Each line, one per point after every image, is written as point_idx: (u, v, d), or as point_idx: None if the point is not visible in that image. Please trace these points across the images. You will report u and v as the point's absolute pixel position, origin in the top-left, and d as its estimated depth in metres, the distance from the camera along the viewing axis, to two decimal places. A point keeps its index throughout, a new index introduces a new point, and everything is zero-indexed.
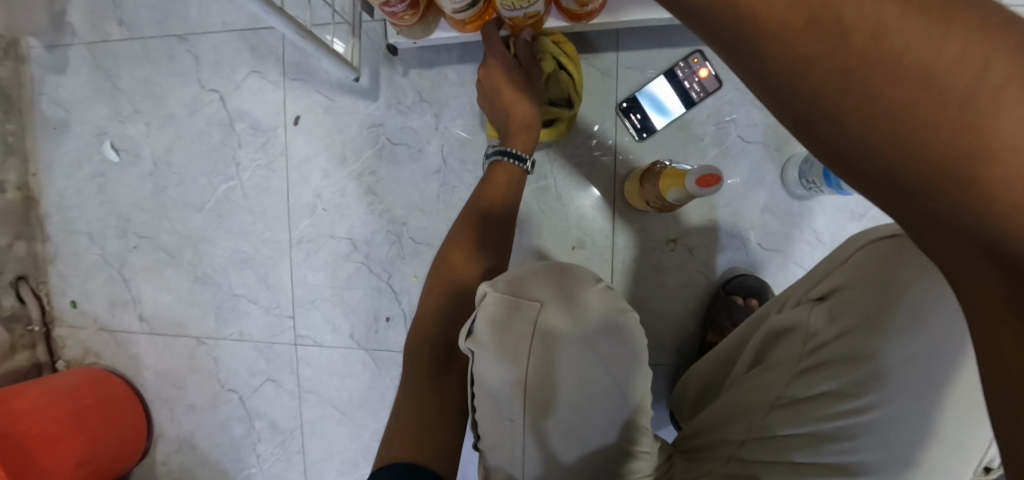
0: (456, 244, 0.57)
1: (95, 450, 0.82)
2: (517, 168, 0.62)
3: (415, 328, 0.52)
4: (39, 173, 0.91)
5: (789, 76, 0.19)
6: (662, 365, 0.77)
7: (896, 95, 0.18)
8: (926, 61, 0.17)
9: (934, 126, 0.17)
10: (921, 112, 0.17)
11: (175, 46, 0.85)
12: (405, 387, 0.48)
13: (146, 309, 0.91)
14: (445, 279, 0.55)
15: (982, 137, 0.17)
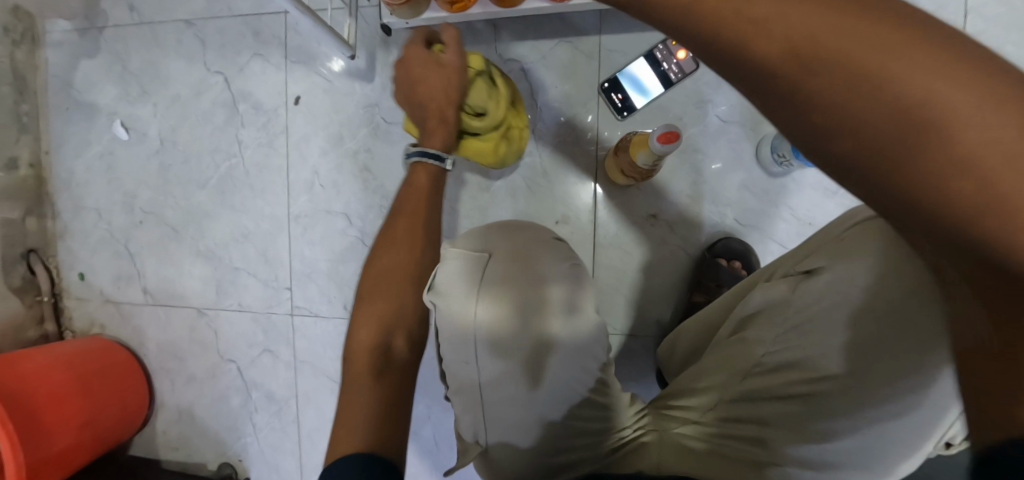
0: (401, 238, 0.56)
1: (99, 414, 0.85)
2: (437, 163, 0.61)
3: (362, 321, 0.50)
4: (51, 151, 0.96)
5: (748, 71, 0.21)
6: (643, 337, 0.80)
7: (833, 90, 0.19)
8: (858, 52, 0.18)
9: (843, 95, 0.19)
10: (859, 106, 0.19)
11: (183, 31, 0.89)
12: (353, 375, 0.46)
13: (150, 282, 0.95)
14: (393, 273, 0.53)
15: (922, 119, 0.18)
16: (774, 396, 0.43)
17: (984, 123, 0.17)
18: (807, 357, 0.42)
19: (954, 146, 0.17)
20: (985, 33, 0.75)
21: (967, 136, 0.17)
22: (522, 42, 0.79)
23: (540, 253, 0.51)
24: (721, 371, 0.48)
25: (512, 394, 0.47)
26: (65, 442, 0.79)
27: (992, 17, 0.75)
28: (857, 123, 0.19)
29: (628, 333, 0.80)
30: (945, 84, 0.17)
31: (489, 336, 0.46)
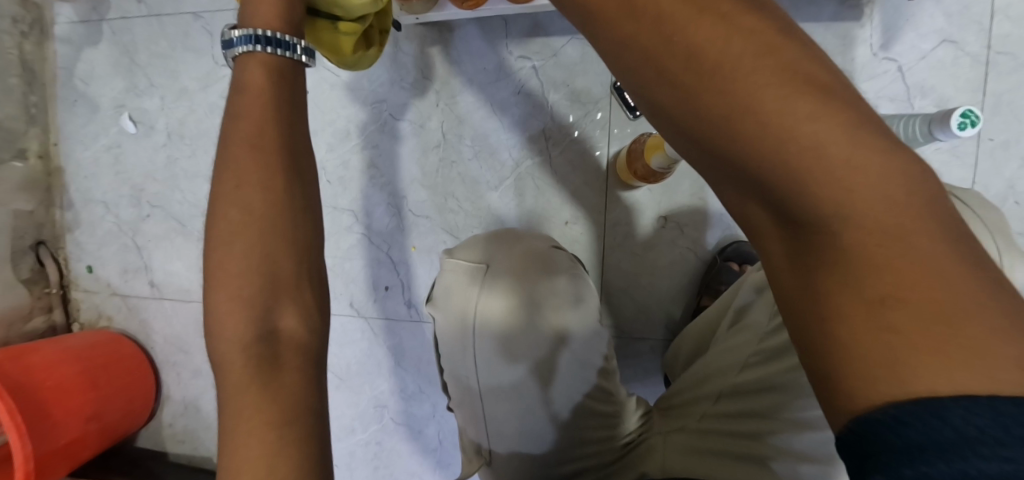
0: (243, 174, 0.31)
1: (105, 407, 0.85)
2: (295, 58, 0.35)
3: (223, 322, 0.29)
4: (59, 143, 0.96)
5: (644, 60, 0.21)
6: (650, 340, 0.80)
7: (711, 93, 0.19)
8: (736, 60, 0.19)
9: (717, 97, 0.19)
10: (729, 111, 0.19)
11: (190, 23, 0.89)
12: (233, 411, 0.27)
13: (157, 275, 0.95)
14: (242, 234, 0.30)
15: (791, 132, 0.18)
16: (756, 385, 0.45)
17: (849, 148, 0.17)
18: (784, 344, 0.44)
19: (828, 161, 0.17)
20: (1013, 35, 0.72)
21: (835, 153, 0.17)
22: (533, 38, 0.78)
23: (535, 256, 0.52)
24: (717, 367, 0.50)
25: (518, 396, 0.48)
26: (72, 433, 0.80)
27: (1021, 18, 0.72)
28: (725, 127, 0.19)
29: (636, 336, 0.79)
30: (815, 105, 0.18)
31: (490, 335, 0.48)
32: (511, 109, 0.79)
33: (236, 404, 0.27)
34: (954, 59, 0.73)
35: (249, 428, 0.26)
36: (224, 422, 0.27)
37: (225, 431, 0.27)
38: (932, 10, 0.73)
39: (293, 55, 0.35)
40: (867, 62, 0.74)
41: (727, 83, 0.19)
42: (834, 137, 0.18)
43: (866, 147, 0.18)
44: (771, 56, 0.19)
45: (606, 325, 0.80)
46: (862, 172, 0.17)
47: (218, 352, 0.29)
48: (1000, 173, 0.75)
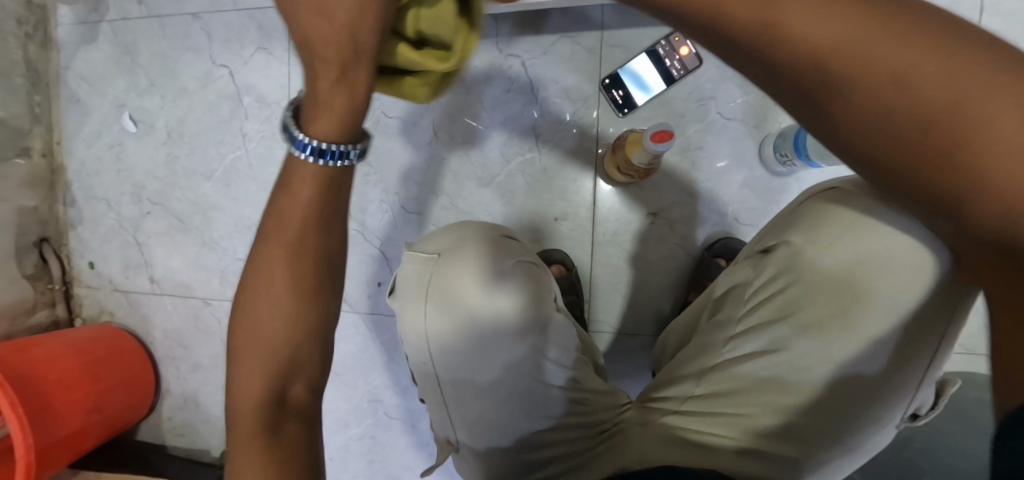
0: (275, 270, 0.32)
1: (105, 400, 0.87)
2: (338, 167, 0.31)
3: (241, 394, 0.33)
4: (63, 141, 0.98)
5: (767, 59, 0.24)
6: (640, 336, 0.80)
7: (842, 68, 0.23)
8: (840, 34, 0.23)
9: (851, 74, 0.23)
10: (868, 84, 0.23)
11: (189, 23, 0.90)
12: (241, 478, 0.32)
13: (157, 271, 0.97)
14: (267, 325, 0.33)
15: (926, 83, 0.23)
16: (733, 379, 0.45)
17: (963, 74, 0.22)
18: (764, 339, 0.44)
19: (956, 98, 0.22)
20: (1005, 29, 0.72)
21: (957, 88, 0.22)
22: (523, 36, 0.79)
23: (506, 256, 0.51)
24: (691, 360, 0.49)
25: (495, 391, 0.48)
26: (74, 424, 0.82)
27: (1012, 13, 0.72)
28: (875, 103, 0.24)
29: (626, 332, 0.80)
30: (931, 51, 0.22)
31: (464, 337, 0.47)
32: (502, 107, 0.80)
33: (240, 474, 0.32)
34: None
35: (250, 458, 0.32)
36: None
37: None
38: None
39: (343, 162, 0.31)
40: None
41: (857, 51, 0.23)
42: (945, 67, 0.22)
43: (970, 64, 0.22)
44: (876, 18, 0.23)
45: (595, 320, 0.81)
46: (977, 92, 0.22)
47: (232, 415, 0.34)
48: None
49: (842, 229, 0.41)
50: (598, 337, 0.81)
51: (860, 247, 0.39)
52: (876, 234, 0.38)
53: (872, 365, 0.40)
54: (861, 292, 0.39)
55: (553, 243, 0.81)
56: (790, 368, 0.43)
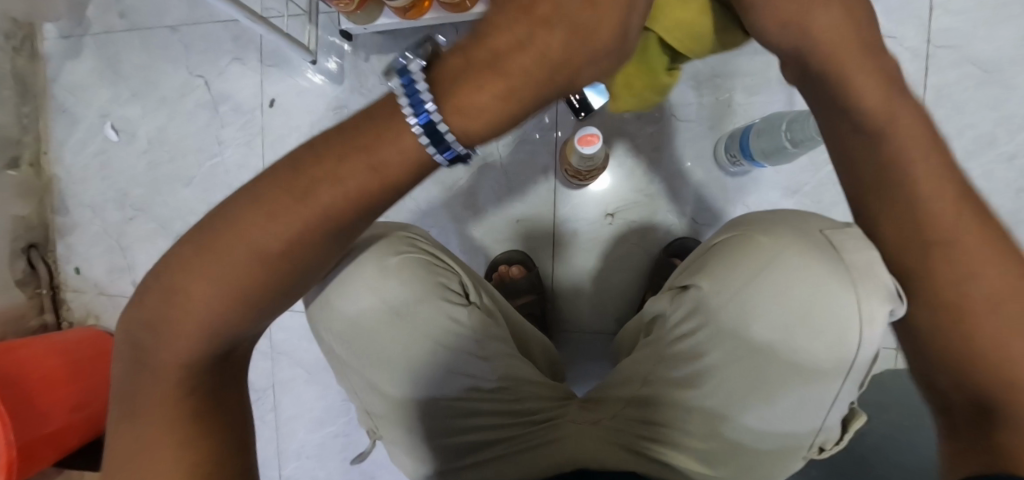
0: (251, 224, 0.29)
1: (90, 400, 0.90)
2: (425, 150, 0.28)
3: (156, 351, 0.32)
4: (50, 151, 1.02)
5: (825, 65, 0.37)
6: (601, 333, 0.82)
7: (867, 97, 0.35)
8: (858, 83, 0.36)
9: (864, 96, 0.36)
10: (876, 111, 0.35)
11: (168, 36, 0.94)
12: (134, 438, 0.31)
13: (140, 275, 1.00)
14: (213, 283, 0.30)
15: (880, 127, 0.35)
16: (660, 403, 0.47)
17: (912, 135, 0.34)
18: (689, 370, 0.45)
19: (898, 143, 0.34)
20: (953, 29, 0.74)
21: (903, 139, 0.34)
22: None
23: (423, 263, 0.50)
24: (625, 373, 0.52)
25: (434, 387, 0.49)
26: (58, 424, 0.85)
27: (960, 12, 0.73)
28: (870, 120, 0.36)
29: (587, 331, 0.83)
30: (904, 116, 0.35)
31: (395, 348, 0.48)
32: None
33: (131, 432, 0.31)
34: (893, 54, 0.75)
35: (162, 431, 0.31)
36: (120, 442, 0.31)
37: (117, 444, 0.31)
38: None
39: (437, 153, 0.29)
40: None
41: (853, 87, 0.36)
42: (903, 125, 0.34)
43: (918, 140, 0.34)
44: (886, 90, 0.35)
45: (558, 319, 0.83)
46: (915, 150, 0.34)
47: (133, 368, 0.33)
48: None
49: (764, 264, 0.40)
50: (561, 336, 0.84)
51: (774, 286, 0.39)
52: (778, 286, 0.39)
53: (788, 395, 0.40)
54: (761, 344, 0.40)
55: (516, 244, 0.84)
56: (702, 403, 0.44)
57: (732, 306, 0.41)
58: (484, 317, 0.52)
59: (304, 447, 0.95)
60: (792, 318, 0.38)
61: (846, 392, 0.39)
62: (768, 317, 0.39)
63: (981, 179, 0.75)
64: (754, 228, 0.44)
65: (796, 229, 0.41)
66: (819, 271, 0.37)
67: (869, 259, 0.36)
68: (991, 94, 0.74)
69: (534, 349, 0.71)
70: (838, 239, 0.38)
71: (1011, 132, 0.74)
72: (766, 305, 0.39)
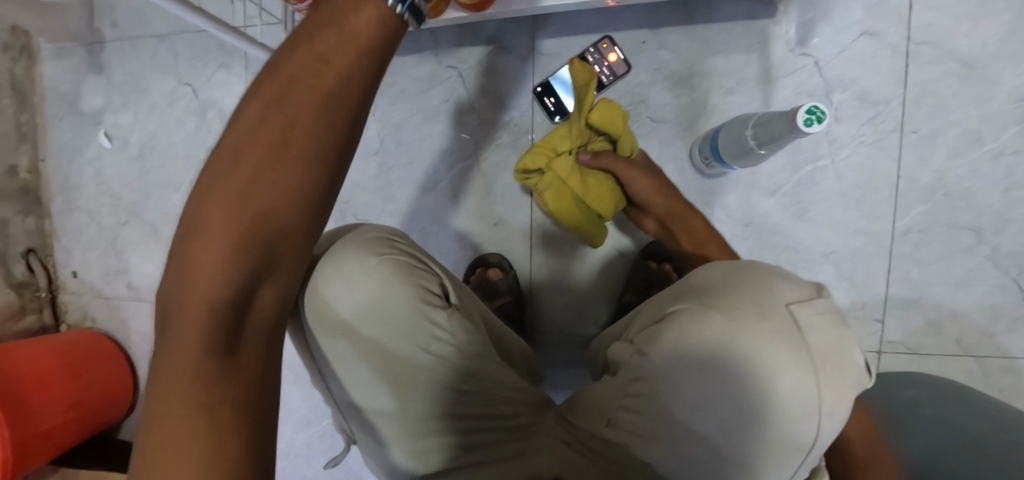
0: (255, 176, 0.30)
1: (83, 398, 0.92)
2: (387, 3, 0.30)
3: (185, 322, 0.29)
4: (47, 158, 1.04)
5: (665, 211, 0.69)
6: (579, 334, 0.83)
7: (691, 225, 0.68)
8: (687, 220, 0.68)
9: (685, 229, 0.68)
10: (689, 233, 0.67)
11: (157, 44, 0.96)
12: (160, 414, 0.26)
13: (134, 278, 1.03)
14: (224, 242, 0.30)
15: (698, 240, 0.67)
16: (625, 441, 0.46)
17: (711, 237, 0.67)
18: (647, 416, 0.43)
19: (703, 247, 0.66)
20: (934, 24, 0.72)
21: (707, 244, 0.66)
22: (460, 48, 0.83)
23: (406, 264, 0.49)
24: (594, 406, 0.49)
25: (434, 388, 0.50)
26: (53, 421, 0.87)
27: (941, 7, 0.72)
28: (690, 237, 0.67)
29: (565, 332, 0.84)
30: (702, 230, 0.67)
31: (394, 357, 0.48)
32: (443, 116, 0.84)
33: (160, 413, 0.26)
34: (873, 51, 0.74)
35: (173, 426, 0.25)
36: (148, 422, 0.26)
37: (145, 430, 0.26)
38: (850, 4, 0.73)
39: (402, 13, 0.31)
40: (785, 57, 0.75)
41: (681, 222, 0.68)
42: (707, 238, 0.67)
43: (713, 240, 0.67)
44: (691, 216, 0.68)
45: (536, 320, 0.85)
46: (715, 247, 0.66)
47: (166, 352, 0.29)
48: (928, 164, 0.74)
49: (730, 335, 0.36)
50: (540, 337, 0.85)
51: (739, 357, 0.36)
52: (744, 383, 0.36)
53: (758, 439, 0.37)
54: (735, 407, 0.37)
55: (495, 245, 0.85)
56: (668, 456, 0.42)
57: (693, 371, 0.39)
58: (466, 323, 0.52)
59: (291, 446, 0.97)
60: (749, 407, 0.37)
61: (802, 463, 0.38)
62: (730, 406, 0.37)
63: (965, 178, 0.73)
64: (709, 296, 0.40)
65: (759, 304, 0.37)
66: (777, 346, 0.35)
67: (837, 341, 0.36)
68: (975, 90, 0.72)
69: (511, 347, 0.71)
70: (806, 318, 0.36)
71: (997, 129, 0.72)
72: (725, 404, 0.38)
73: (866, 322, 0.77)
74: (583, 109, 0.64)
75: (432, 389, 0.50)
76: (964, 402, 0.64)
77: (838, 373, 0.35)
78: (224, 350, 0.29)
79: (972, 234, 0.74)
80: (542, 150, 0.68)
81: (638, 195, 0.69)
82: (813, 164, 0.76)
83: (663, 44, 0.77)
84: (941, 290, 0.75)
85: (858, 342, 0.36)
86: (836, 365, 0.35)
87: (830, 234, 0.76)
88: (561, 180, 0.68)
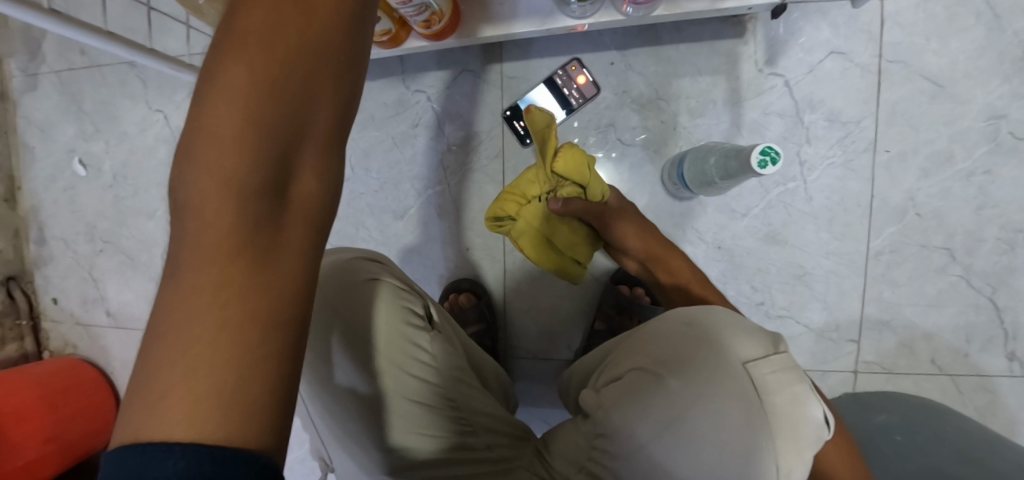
0: (282, 28, 0.23)
1: (62, 430, 0.92)
2: None
3: (193, 239, 0.21)
4: (23, 186, 1.04)
5: (644, 251, 0.69)
6: (554, 357, 0.83)
7: (671, 262, 0.68)
8: (666, 258, 0.68)
9: (664, 268, 0.68)
10: (669, 271, 0.68)
11: (126, 71, 0.95)
12: (171, 363, 0.19)
13: (113, 305, 1.03)
14: (246, 129, 0.21)
15: (678, 276, 0.68)
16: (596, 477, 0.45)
17: (691, 273, 0.68)
18: (616, 461, 0.42)
19: (684, 282, 0.67)
20: (903, 43, 0.71)
21: (688, 279, 0.67)
22: (428, 73, 0.82)
23: (394, 289, 0.50)
24: (568, 450, 0.50)
25: (417, 402, 0.49)
26: (29, 456, 0.87)
27: (911, 25, 0.71)
28: (670, 274, 0.68)
29: (539, 356, 0.84)
30: (681, 266, 0.68)
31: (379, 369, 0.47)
32: (412, 142, 0.84)
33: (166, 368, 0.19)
34: (842, 70, 0.72)
35: (176, 401, 0.19)
36: (149, 378, 0.19)
37: (142, 413, 0.19)
38: (817, 23, 0.72)
39: None
40: (754, 77, 0.74)
41: (661, 261, 0.69)
42: (686, 273, 0.68)
43: (693, 275, 0.67)
44: (671, 253, 0.69)
45: (511, 343, 0.84)
46: (695, 281, 0.67)
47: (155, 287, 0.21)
48: (899, 185, 0.73)
49: (697, 390, 0.39)
50: (514, 361, 0.85)
51: (706, 409, 0.39)
52: (706, 436, 0.38)
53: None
54: (701, 457, 0.38)
55: (468, 271, 0.85)
56: None
57: (663, 417, 0.40)
58: (446, 342, 0.52)
59: None
60: (720, 465, 0.38)
61: None
62: (699, 462, 0.38)
63: (937, 198, 0.72)
64: (678, 353, 0.42)
65: (718, 361, 0.40)
66: (733, 399, 0.38)
67: (793, 401, 0.39)
68: (945, 109, 0.71)
69: (488, 376, 0.70)
70: (761, 377, 0.39)
71: (968, 148, 0.71)
72: (690, 456, 0.39)
73: (840, 343, 0.76)
74: (549, 157, 0.62)
75: (415, 403, 0.49)
76: (936, 428, 0.63)
77: (794, 431, 0.38)
78: (251, 274, 0.21)
79: (946, 253, 0.73)
80: (512, 197, 0.67)
81: (617, 236, 0.69)
82: (784, 186, 0.75)
83: (631, 67, 0.76)
84: (914, 310, 0.75)
85: (814, 399, 0.39)
86: (791, 424, 0.38)
87: (802, 256, 0.76)
88: (534, 226, 0.68)
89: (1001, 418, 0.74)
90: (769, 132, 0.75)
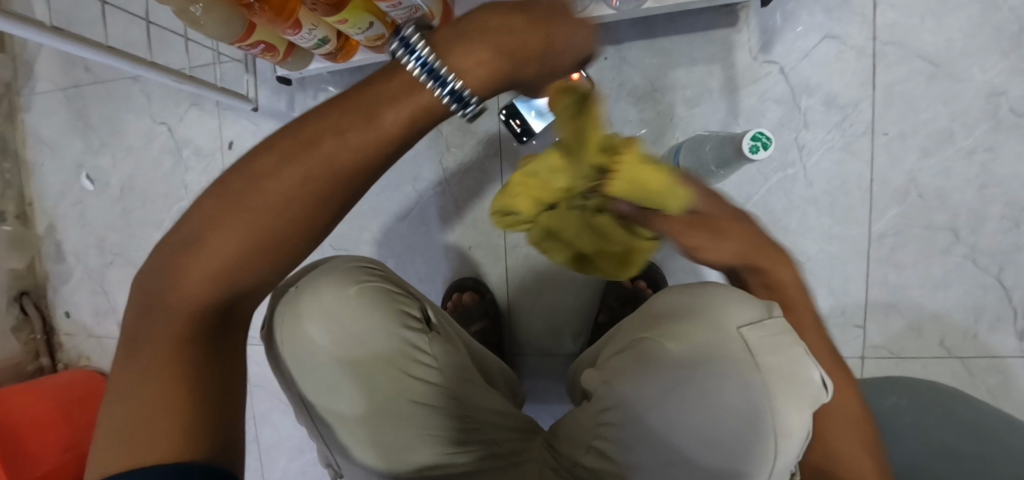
0: (307, 150, 0.27)
1: (81, 438, 0.93)
2: None
3: (170, 319, 0.30)
4: (33, 202, 1.06)
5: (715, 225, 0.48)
6: (559, 353, 0.84)
7: (745, 241, 0.49)
8: (738, 235, 0.49)
9: (736, 249, 0.49)
10: (742, 254, 0.49)
11: (130, 86, 0.97)
12: (151, 396, 0.29)
13: (124, 316, 1.04)
14: (247, 236, 0.29)
15: (756, 260, 0.50)
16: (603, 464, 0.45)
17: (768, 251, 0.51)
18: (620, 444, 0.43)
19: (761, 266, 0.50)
20: (899, 23, 0.71)
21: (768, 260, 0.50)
22: None
23: (386, 292, 0.50)
24: (574, 434, 0.50)
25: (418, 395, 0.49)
26: (50, 462, 0.87)
27: (905, 6, 0.71)
28: (743, 258, 0.50)
29: (545, 352, 0.84)
30: (759, 246, 0.50)
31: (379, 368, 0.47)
32: None
33: (147, 415, 0.28)
34: (837, 54, 0.72)
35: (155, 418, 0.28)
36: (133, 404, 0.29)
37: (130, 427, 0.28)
38: (810, 8, 0.72)
39: None
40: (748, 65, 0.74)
41: (734, 241, 0.49)
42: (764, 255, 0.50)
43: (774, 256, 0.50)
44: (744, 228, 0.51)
45: (517, 340, 0.85)
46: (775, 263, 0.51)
47: (137, 335, 0.31)
48: (900, 166, 0.73)
49: (696, 363, 0.38)
50: (521, 358, 0.85)
51: (707, 379, 0.38)
52: (709, 408, 0.37)
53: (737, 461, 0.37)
54: (710, 432, 0.37)
55: (471, 269, 0.85)
56: None
57: (660, 394, 0.40)
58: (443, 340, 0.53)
59: (286, 475, 0.98)
60: (720, 433, 0.37)
61: None
62: (704, 437, 0.38)
63: (938, 178, 0.72)
64: (666, 324, 0.43)
65: (709, 325, 0.40)
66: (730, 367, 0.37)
67: (789, 360, 0.37)
68: (943, 88, 0.71)
69: (493, 372, 0.70)
70: (756, 340, 0.38)
71: (968, 126, 0.71)
72: (697, 430, 0.38)
73: (846, 327, 0.76)
74: None
75: (418, 405, 0.49)
76: (972, 413, 0.60)
77: (784, 389, 0.36)
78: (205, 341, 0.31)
79: (950, 233, 0.73)
80: None
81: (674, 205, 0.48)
82: (783, 172, 0.75)
83: (625, 59, 0.77)
84: (920, 292, 0.74)
85: (811, 359, 0.37)
86: (790, 388, 0.36)
87: (803, 241, 0.76)
88: None
89: (1014, 399, 0.73)
90: (765, 118, 0.75)
